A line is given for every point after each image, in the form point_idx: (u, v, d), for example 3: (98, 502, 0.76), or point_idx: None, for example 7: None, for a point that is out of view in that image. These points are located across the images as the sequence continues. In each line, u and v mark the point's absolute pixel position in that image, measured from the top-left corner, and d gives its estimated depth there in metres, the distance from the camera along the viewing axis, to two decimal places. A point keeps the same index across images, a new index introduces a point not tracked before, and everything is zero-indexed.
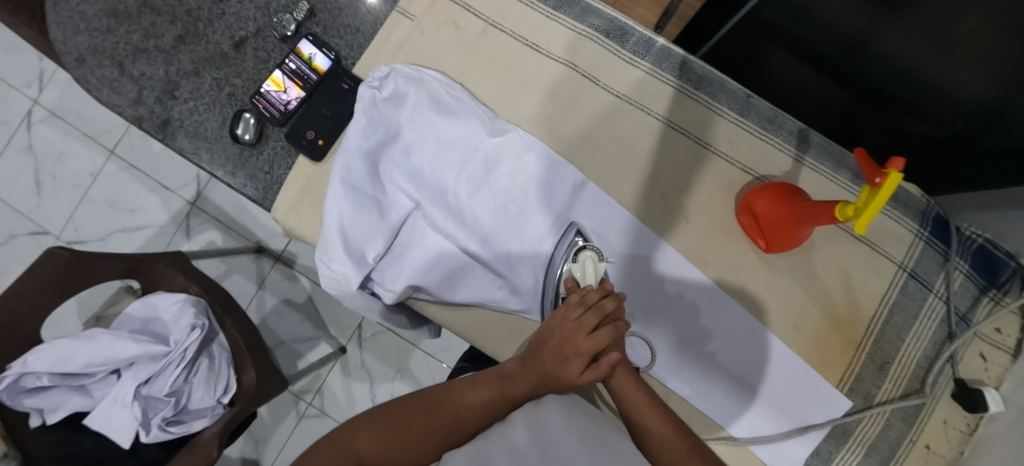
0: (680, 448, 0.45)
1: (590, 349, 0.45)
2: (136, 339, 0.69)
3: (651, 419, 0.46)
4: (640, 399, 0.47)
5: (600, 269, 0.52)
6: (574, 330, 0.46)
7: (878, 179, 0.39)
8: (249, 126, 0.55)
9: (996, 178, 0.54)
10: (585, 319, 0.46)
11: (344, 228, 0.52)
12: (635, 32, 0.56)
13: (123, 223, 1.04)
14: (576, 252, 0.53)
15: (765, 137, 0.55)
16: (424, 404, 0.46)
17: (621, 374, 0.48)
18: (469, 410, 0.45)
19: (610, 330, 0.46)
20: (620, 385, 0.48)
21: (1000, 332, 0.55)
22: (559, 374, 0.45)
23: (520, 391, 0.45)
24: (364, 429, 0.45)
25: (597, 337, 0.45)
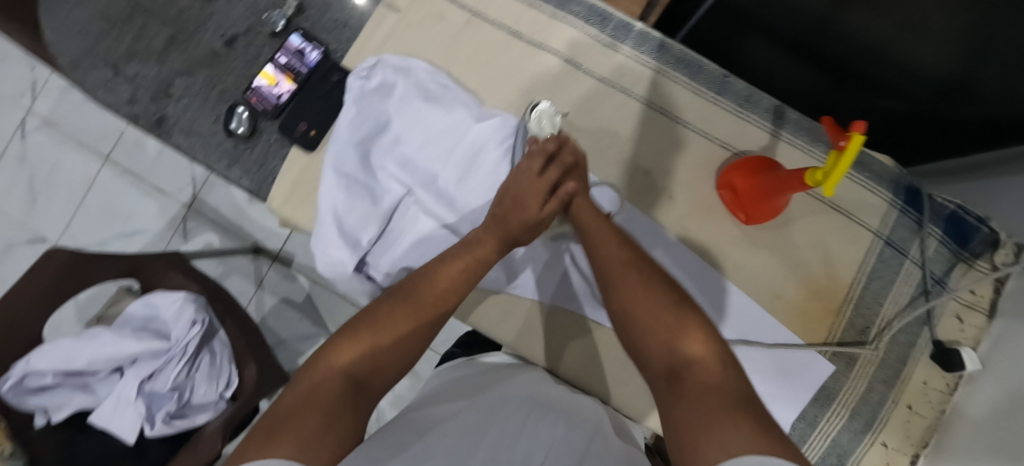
0: (624, 258, 0.46)
1: (572, 159, 0.51)
2: (138, 336, 0.71)
3: (607, 241, 0.47)
4: (618, 255, 0.46)
5: (554, 123, 0.55)
6: (554, 153, 0.51)
7: (841, 142, 0.41)
8: (243, 120, 0.57)
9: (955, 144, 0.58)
10: (561, 150, 0.51)
11: (338, 215, 0.53)
12: (614, 18, 0.58)
13: (120, 229, 1.05)
14: (533, 106, 0.55)
15: (742, 114, 0.57)
16: (394, 305, 0.45)
17: (583, 205, 0.50)
18: (444, 286, 0.46)
19: (574, 157, 0.51)
20: (580, 213, 0.50)
21: (975, 293, 0.57)
22: (540, 154, 0.51)
23: (492, 251, 0.49)
24: (361, 331, 0.43)
25: (568, 154, 0.51)
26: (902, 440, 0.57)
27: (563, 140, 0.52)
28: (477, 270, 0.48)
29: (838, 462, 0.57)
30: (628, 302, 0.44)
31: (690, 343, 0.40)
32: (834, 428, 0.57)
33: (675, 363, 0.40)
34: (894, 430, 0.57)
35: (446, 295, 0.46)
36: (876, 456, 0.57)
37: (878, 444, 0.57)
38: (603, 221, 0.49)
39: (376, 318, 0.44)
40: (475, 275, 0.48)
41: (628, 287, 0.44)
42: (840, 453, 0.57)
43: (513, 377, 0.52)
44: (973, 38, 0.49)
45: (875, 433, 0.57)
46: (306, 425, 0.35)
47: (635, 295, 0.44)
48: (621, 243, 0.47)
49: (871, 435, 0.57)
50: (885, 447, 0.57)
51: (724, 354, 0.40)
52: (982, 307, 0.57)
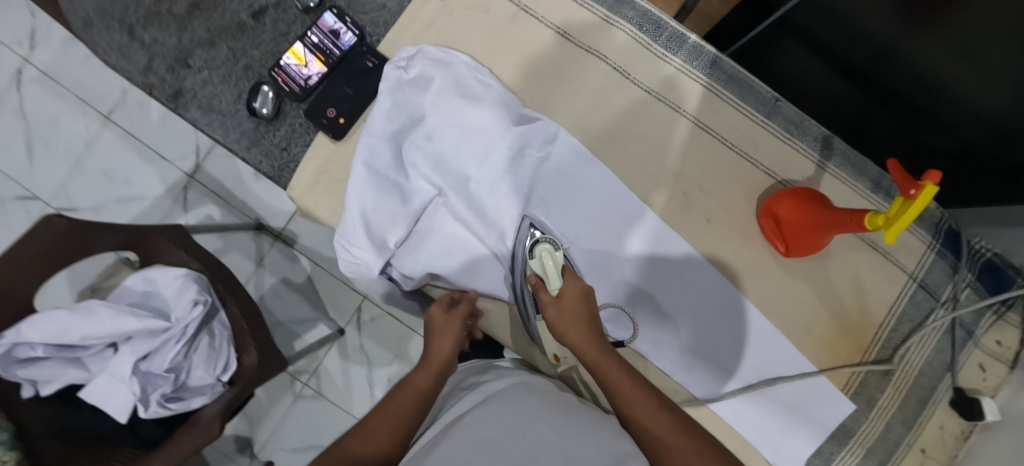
0: (663, 421, 0.44)
1: (581, 317, 0.48)
2: (136, 313, 0.67)
3: (641, 405, 0.45)
4: (642, 402, 0.45)
5: (557, 259, 0.51)
6: (552, 308, 0.49)
7: (912, 191, 0.39)
8: (267, 100, 0.53)
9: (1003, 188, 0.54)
10: (563, 295, 0.49)
11: (367, 211, 0.51)
12: (668, 28, 0.55)
13: (116, 193, 1.01)
14: (529, 246, 0.51)
15: (790, 141, 0.55)
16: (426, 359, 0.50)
17: (607, 361, 0.47)
18: (382, 432, 0.44)
19: (583, 302, 0.49)
20: (617, 383, 0.46)
21: (1000, 343, 0.57)
22: (550, 308, 0.49)
23: (424, 383, 0.48)
24: (410, 386, 0.48)
25: (573, 309, 0.48)
26: None
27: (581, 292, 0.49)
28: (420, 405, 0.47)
29: None
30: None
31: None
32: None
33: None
34: None
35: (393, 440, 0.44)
36: None
37: None
38: (625, 368, 0.47)
39: (416, 376, 0.49)
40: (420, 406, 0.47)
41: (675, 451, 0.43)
42: None
43: (532, 387, 0.49)
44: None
45: None
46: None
47: (675, 438, 0.44)
48: (651, 400, 0.45)
49: None
50: None
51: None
52: (1006, 357, 0.57)
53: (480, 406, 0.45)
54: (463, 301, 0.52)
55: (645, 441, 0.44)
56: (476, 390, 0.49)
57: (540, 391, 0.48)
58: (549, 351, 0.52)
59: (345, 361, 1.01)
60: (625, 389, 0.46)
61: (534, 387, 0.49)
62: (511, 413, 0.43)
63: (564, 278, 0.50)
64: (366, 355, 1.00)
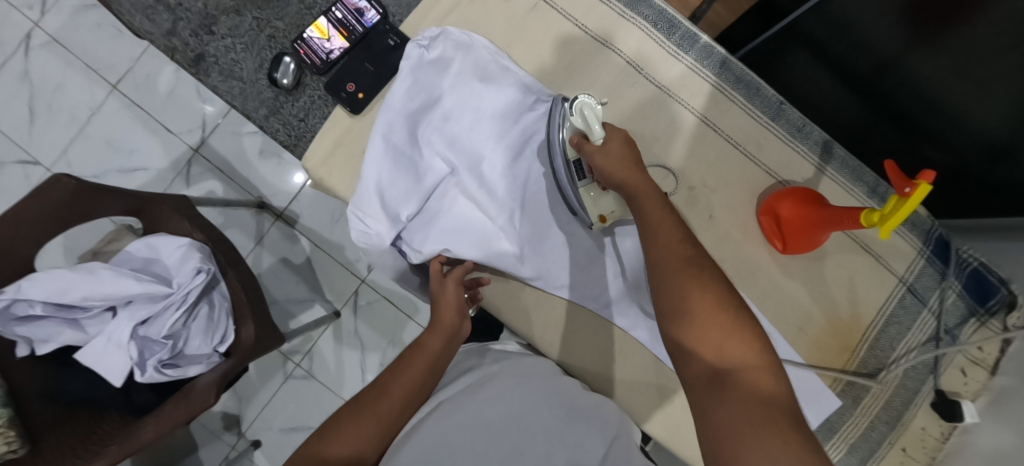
0: (686, 256, 0.43)
1: (623, 159, 0.46)
2: (138, 277, 0.67)
3: (667, 231, 0.44)
4: (675, 249, 0.43)
5: (600, 115, 0.47)
6: (596, 156, 0.47)
7: (908, 188, 0.41)
8: (288, 71, 0.55)
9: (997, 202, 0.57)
10: (607, 142, 0.47)
11: (383, 184, 0.53)
12: (682, 27, 0.57)
13: (119, 163, 1.00)
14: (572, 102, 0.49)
15: (792, 143, 0.57)
16: (434, 322, 0.50)
17: (648, 192, 0.46)
18: (396, 394, 0.46)
19: (626, 147, 0.48)
20: (656, 221, 0.44)
21: (982, 350, 0.59)
22: (593, 156, 0.47)
23: (436, 348, 0.49)
24: (421, 350, 0.49)
25: (617, 151, 0.47)
26: None
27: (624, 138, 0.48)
28: (432, 370, 0.48)
29: None
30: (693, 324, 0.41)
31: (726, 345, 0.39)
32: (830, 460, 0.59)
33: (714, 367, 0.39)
34: None
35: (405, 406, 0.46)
36: None
37: None
38: (667, 207, 0.45)
39: (426, 339, 0.50)
40: (432, 371, 0.48)
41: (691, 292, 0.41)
42: None
43: (528, 365, 0.51)
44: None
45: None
46: (361, 438, 0.43)
47: (693, 288, 0.41)
48: (684, 239, 0.44)
49: None
50: None
51: (767, 351, 0.39)
52: (987, 364, 0.58)
53: (477, 387, 0.47)
54: (461, 270, 0.52)
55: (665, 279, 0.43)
56: (471, 372, 0.50)
57: (534, 370, 0.50)
58: (594, 213, 0.52)
59: (338, 344, 1.01)
60: (655, 219, 0.45)
61: (528, 367, 0.50)
62: (506, 401, 0.45)
63: (608, 131, 0.48)
64: (360, 339, 1.01)
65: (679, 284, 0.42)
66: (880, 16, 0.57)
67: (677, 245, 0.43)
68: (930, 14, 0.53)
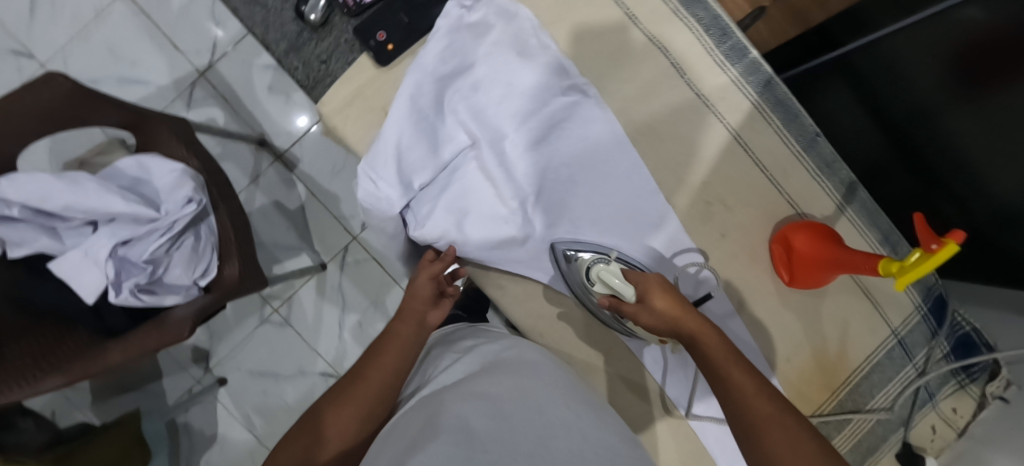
0: (769, 413, 0.43)
1: (673, 315, 0.47)
2: (125, 196, 0.64)
3: (750, 388, 0.44)
4: (762, 409, 0.43)
5: (619, 272, 0.51)
6: (640, 315, 0.48)
7: (934, 245, 0.40)
8: (318, 9, 0.55)
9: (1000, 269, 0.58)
10: (644, 297, 0.49)
11: (402, 145, 0.51)
12: (733, 37, 0.54)
13: (118, 72, 0.96)
14: (586, 271, 0.52)
15: (819, 178, 0.56)
16: (405, 310, 0.53)
17: (706, 339, 0.46)
18: (371, 377, 0.48)
19: (664, 291, 0.48)
20: (736, 378, 0.45)
21: (955, 411, 0.60)
22: (638, 316, 0.48)
23: (408, 331, 0.51)
24: (394, 337, 0.51)
25: (662, 304, 0.47)
26: None
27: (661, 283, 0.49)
28: (407, 353, 0.50)
29: None
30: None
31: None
32: None
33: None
34: None
35: (385, 388, 0.48)
36: None
37: None
38: (733, 355, 0.46)
39: (399, 327, 0.52)
40: (407, 354, 0.50)
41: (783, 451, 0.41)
42: None
43: (531, 354, 0.47)
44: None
45: None
46: (343, 421, 0.45)
47: (784, 450, 0.42)
48: (762, 395, 0.44)
49: None
50: None
51: None
52: (956, 424, 0.60)
53: (480, 373, 0.43)
54: (438, 262, 0.53)
55: (755, 446, 0.43)
56: (471, 353, 0.48)
57: (538, 359, 0.47)
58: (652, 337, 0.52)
59: (320, 296, 0.99)
60: (733, 377, 0.45)
61: (533, 358, 0.47)
62: (521, 387, 0.41)
63: (639, 284, 0.49)
64: (342, 295, 0.99)
65: (766, 445, 0.42)
66: (922, 67, 0.57)
67: (759, 400, 0.44)
68: (972, 76, 0.52)
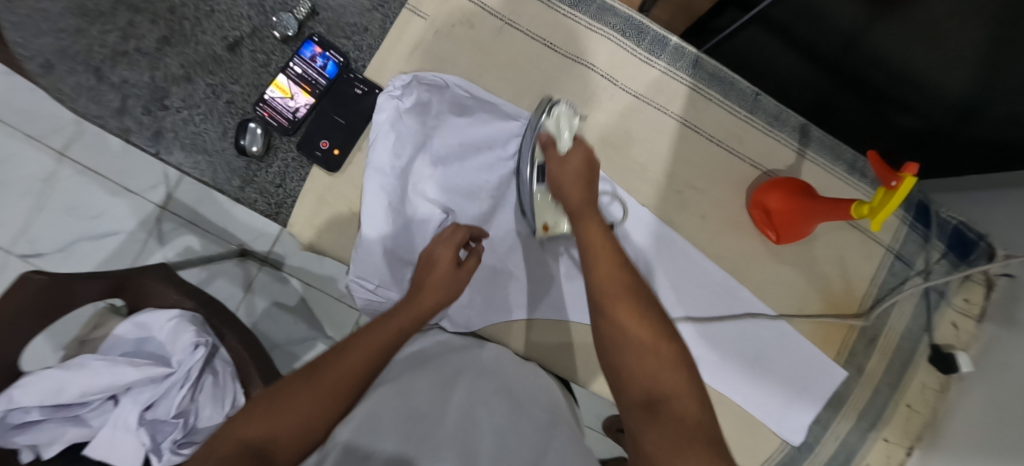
0: (624, 290, 0.42)
1: (575, 181, 0.47)
2: (134, 363, 0.65)
3: (605, 257, 0.44)
4: (609, 260, 0.43)
5: (573, 125, 0.51)
6: (553, 165, 0.48)
7: (893, 182, 0.43)
8: (255, 136, 0.51)
9: (945, 162, 0.62)
10: (564, 157, 0.48)
11: (388, 245, 0.51)
12: (651, 31, 0.56)
13: (83, 231, 0.95)
14: (548, 106, 0.52)
15: (771, 133, 0.58)
16: (415, 294, 0.48)
17: (589, 213, 0.46)
18: (357, 367, 0.42)
19: (586, 161, 0.48)
20: (597, 249, 0.44)
21: (968, 301, 0.63)
22: (552, 165, 0.49)
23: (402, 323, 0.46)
24: (390, 323, 0.46)
25: (576, 167, 0.48)
26: (901, 435, 0.62)
27: (582, 146, 0.49)
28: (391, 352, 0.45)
29: (846, 458, 0.61)
30: (623, 330, 0.41)
31: (648, 369, 0.39)
32: (844, 429, 0.61)
33: (653, 396, 0.39)
34: (895, 426, 0.61)
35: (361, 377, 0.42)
36: (878, 450, 0.61)
37: (880, 440, 0.61)
38: (608, 232, 0.45)
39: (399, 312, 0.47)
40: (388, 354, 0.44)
41: (629, 326, 0.40)
42: (848, 450, 0.61)
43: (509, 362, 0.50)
44: (993, 70, 0.50)
45: (877, 431, 0.61)
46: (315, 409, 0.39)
47: (632, 325, 0.41)
48: (627, 282, 0.43)
49: (874, 432, 0.61)
50: (886, 442, 0.61)
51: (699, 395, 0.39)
52: (974, 313, 0.62)
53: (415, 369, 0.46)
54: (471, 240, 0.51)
55: (604, 327, 0.42)
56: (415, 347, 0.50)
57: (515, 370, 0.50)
58: (538, 220, 0.52)
59: None
60: (601, 268, 0.43)
61: (460, 348, 0.51)
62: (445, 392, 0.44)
63: (575, 142, 0.49)
64: None
65: (615, 308, 0.41)
66: None
67: (617, 278, 0.43)
68: None
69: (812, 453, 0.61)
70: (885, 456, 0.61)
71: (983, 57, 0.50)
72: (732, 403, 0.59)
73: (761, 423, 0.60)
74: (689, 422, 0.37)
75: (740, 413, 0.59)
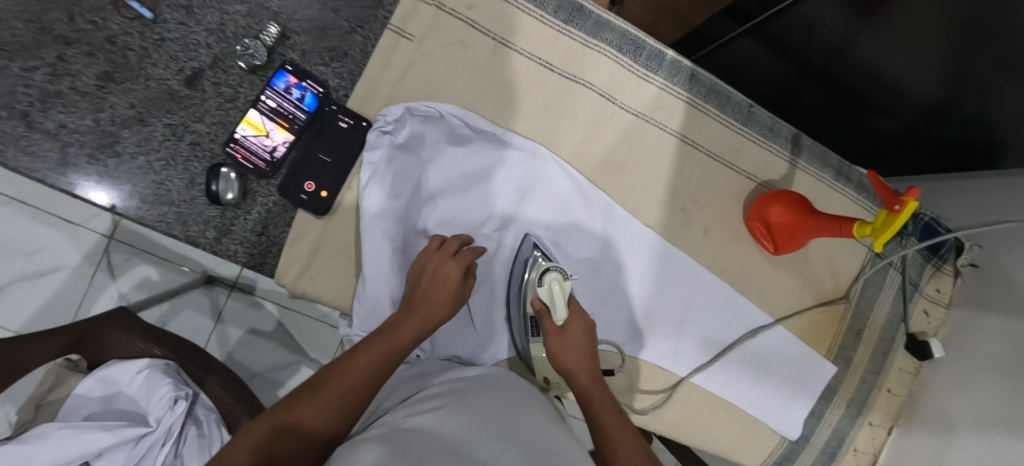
0: (641, 464, 0.42)
1: (579, 360, 0.48)
2: (106, 426, 0.59)
3: (607, 411, 0.46)
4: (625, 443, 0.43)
5: (566, 290, 0.49)
6: (553, 339, 0.49)
7: (897, 207, 0.44)
8: (230, 183, 0.45)
9: (919, 164, 0.63)
10: (565, 325, 0.49)
11: (395, 295, 0.48)
12: (647, 46, 0.54)
13: (17, 270, 0.84)
14: (540, 273, 0.50)
15: (766, 144, 0.58)
16: (418, 304, 0.45)
17: (596, 391, 0.47)
18: (358, 376, 0.39)
19: (585, 333, 0.49)
20: (608, 432, 0.44)
21: (939, 290, 0.67)
22: (550, 337, 0.49)
23: (405, 337, 0.42)
24: (390, 334, 0.42)
25: (578, 342, 0.49)
26: (883, 417, 0.66)
27: (580, 323, 0.50)
28: (392, 363, 0.41)
29: (837, 444, 0.65)
30: None
31: None
32: (835, 418, 0.64)
33: None
34: (878, 410, 0.66)
35: (362, 386, 0.38)
36: (864, 434, 0.65)
37: (866, 424, 0.65)
38: (609, 396, 0.47)
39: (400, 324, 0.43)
40: (388, 367, 0.41)
41: None
42: (839, 436, 0.65)
43: (508, 379, 0.44)
44: (964, 67, 0.49)
45: (864, 416, 0.65)
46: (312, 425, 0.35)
47: None
48: (643, 457, 0.43)
49: (861, 417, 0.65)
50: (871, 425, 0.65)
51: None
52: (944, 301, 0.67)
53: (420, 402, 0.38)
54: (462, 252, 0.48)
55: None
56: (418, 374, 0.45)
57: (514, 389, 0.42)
58: (538, 375, 0.51)
59: None
60: (613, 433, 0.44)
61: (475, 371, 0.44)
62: (459, 418, 0.35)
63: (571, 306, 0.50)
64: None
65: None
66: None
67: (639, 462, 0.42)
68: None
69: (808, 444, 0.64)
70: (871, 438, 0.66)
71: (950, 57, 0.50)
72: (736, 406, 0.61)
73: (762, 422, 0.62)
74: None
75: (743, 415, 0.61)
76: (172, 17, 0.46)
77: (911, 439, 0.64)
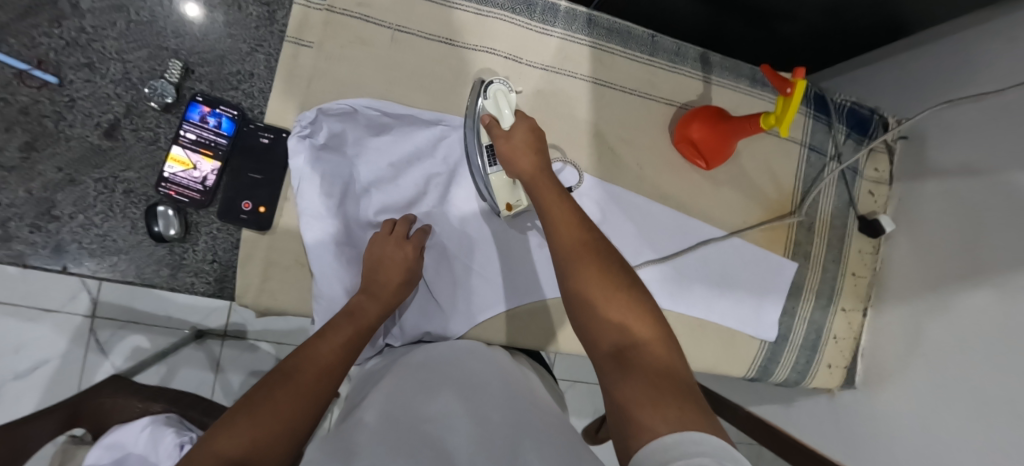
0: (586, 246, 0.42)
1: (520, 151, 0.47)
2: None
3: (566, 222, 0.43)
4: (580, 243, 0.42)
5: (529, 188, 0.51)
6: (501, 142, 0.48)
7: (788, 89, 0.47)
8: (170, 219, 0.47)
9: (829, 48, 0.66)
10: (511, 134, 0.48)
11: (348, 286, 0.50)
12: (539, 2, 0.56)
13: (9, 370, 0.85)
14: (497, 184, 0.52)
15: (677, 69, 0.61)
16: (377, 287, 0.47)
17: (543, 180, 0.46)
18: (331, 358, 0.41)
19: (531, 133, 0.48)
20: (559, 224, 0.43)
21: (878, 170, 0.69)
22: (498, 141, 0.48)
23: (369, 318, 0.45)
24: (357, 317, 0.44)
25: (522, 138, 0.48)
26: (855, 301, 0.68)
27: (526, 125, 0.49)
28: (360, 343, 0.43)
29: (816, 336, 0.67)
30: (587, 296, 0.40)
31: (613, 306, 0.39)
32: (809, 311, 0.67)
33: (622, 344, 0.37)
34: (847, 295, 0.68)
35: (335, 367, 0.40)
36: (839, 321, 0.68)
37: (839, 311, 0.67)
38: (565, 196, 0.45)
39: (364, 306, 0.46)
40: (357, 348, 0.43)
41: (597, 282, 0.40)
42: (816, 328, 0.67)
43: (474, 350, 0.47)
44: None
45: (835, 303, 0.67)
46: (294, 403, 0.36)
47: (597, 285, 0.40)
48: (595, 248, 0.42)
49: (833, 305, 0.67)
50: (844, 311, 0.68)
51: (665, 331, 0.39)
52: (885, 178, 0.69)
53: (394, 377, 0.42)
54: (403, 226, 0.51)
55: (575, 278, 0.41)
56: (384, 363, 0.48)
57: (478, 354, 0.46)
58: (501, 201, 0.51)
59: None
60: (564, 233, 0.43)
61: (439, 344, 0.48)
62: (425, 386, 0.39)
63: (519, 120, 0.49)
64: None
65: (582, 271, 0.40)
66: None
67: (583, 239, 0.42)
68: None
69: (788, 343, 0.66)
70: (847, 323, 0.68)
71: None
72: (711, 321, 0.63)
73: (740, 331, 0.64)
74: (663, 368, 0.36)
75: (720, 328, 0.64)
76: (76, 76, 0.48)
77: (886, 315, 0.66)
